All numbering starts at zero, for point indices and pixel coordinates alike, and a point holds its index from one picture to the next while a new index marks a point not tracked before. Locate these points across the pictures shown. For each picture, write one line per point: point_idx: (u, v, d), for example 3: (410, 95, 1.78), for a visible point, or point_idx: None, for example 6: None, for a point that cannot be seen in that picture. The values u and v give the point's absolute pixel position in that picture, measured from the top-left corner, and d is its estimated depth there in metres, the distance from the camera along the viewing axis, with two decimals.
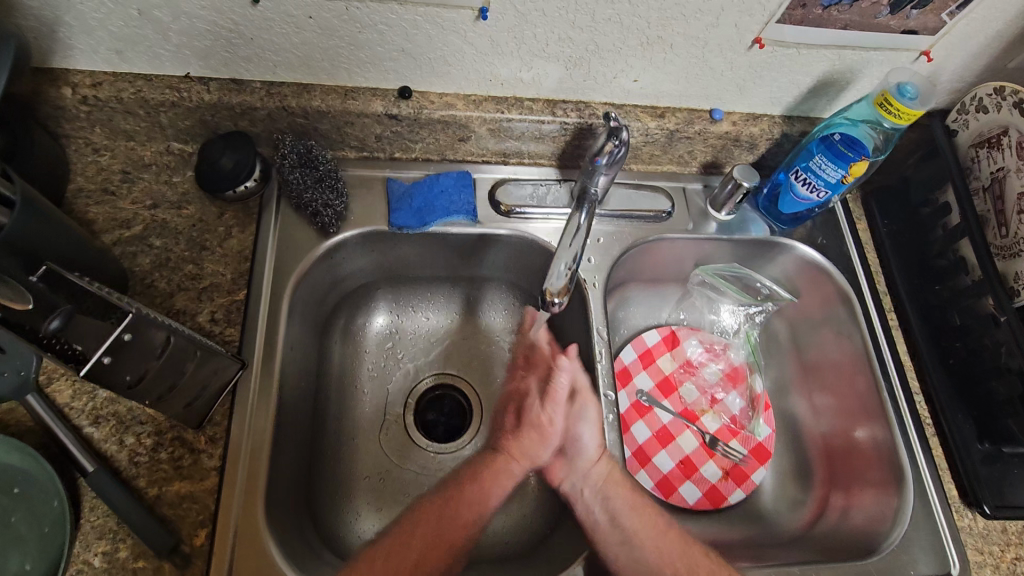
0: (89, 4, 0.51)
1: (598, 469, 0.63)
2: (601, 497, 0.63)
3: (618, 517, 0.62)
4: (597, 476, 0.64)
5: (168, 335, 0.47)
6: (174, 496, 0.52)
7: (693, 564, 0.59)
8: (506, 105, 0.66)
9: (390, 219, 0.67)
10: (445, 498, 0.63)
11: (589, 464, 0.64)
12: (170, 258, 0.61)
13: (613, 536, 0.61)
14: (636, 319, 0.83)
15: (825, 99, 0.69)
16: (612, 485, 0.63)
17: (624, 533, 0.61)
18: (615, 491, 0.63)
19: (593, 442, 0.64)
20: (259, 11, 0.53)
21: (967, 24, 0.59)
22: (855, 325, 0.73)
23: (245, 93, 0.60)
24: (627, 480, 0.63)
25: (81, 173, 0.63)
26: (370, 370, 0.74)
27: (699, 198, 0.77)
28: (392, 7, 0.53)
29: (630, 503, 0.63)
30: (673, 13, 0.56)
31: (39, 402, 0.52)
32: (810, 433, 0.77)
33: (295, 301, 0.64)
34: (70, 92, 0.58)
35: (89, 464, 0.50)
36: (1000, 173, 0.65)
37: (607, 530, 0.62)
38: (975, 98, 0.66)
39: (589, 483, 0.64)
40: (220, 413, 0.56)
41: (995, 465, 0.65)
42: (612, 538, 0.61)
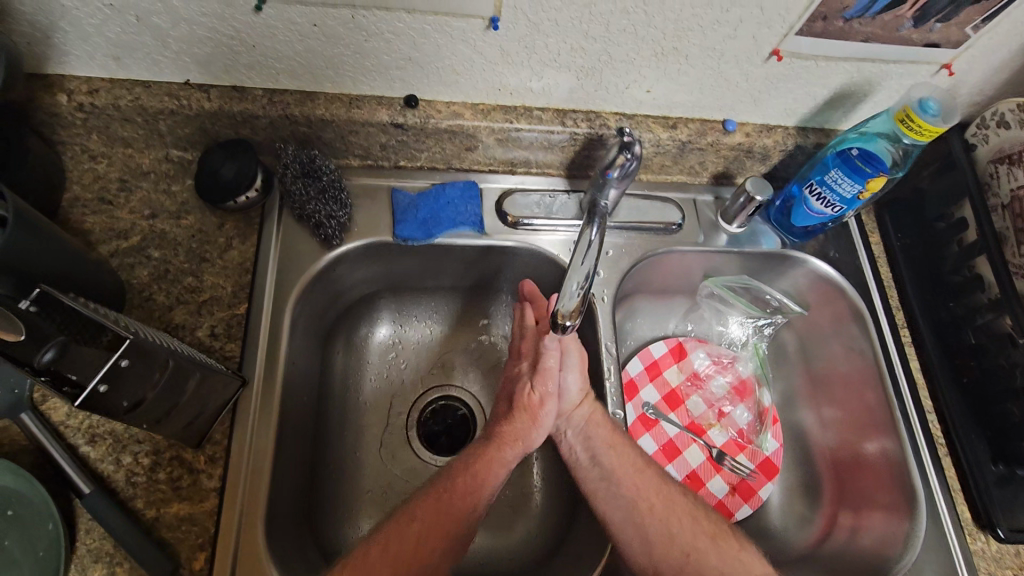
0: (84, 10, 0.49)
1: (580, 413, 0.64)
2: (584, 438, 0.63)
3: (599, 455, 0.62)
4: (579, 419, 0.64)
5: (168, 357, 0.46)
6: (173, 518, 0.51)
7: (671, 506, 0.60)
8: (515, 114, 0.64)
9: (395, 230, 0.66)
10: (437, 498, 0.57)
11: (572, 406, 0.65)
12: (168, 270, 0.60)
13: (594, 474, 0.62)
14: (643, 331, 0.81)
15: (841, 111, 0.67)
16: (594, 426, 0.63)
17: (605, 471, 0.62)
18: (595, 431, 0.63)
19: (576, 384, 0.65)
20: (262, 19, 0.51)
21: (991, 37, 0.58)
22: (867, 339, 0.72)
23: (247, 101, 0.59)
24: (607, 421, 0.64)
25: (77, 181, 0.61)
26: (372, 382, 0.72)
27: (710, 209, 0.75)
28: (400, 16, 0.51)
29: (609, 440, 0.62)
30: (690, 25, 0.54)
31: (34, 421, 0.50)
32: (818, 448, 0.76)
33: (297, 314, 0.62)
34: (66, 99, 0.56)
35: (86, 486, 0.49)
36: (1021, 190, 0.64)
37: (587, 468, 0.63)
38: (996, 114, 0.65)
39: (573, 426, 0.64)
40: (220, 431, 0.54)
41: (1009, 488, 0.63)
42: (592, 474, 0.62)
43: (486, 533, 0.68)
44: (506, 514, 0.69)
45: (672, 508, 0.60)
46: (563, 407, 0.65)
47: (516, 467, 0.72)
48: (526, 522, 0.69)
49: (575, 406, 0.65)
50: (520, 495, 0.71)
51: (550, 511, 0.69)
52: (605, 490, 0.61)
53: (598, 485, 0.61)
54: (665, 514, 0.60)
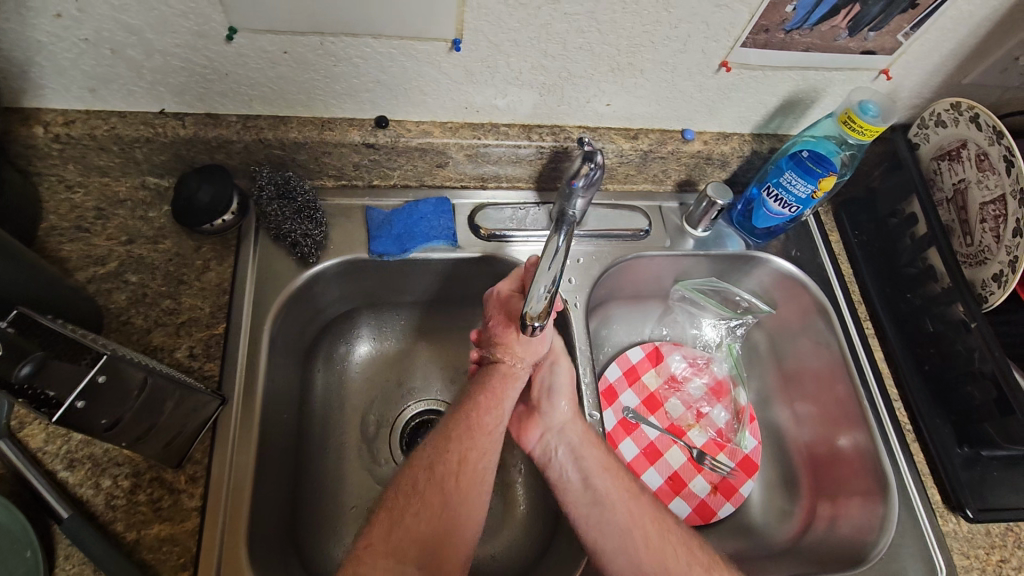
0: (60, 45, 0.51)
1: (576, 428, 0.64)
2: (574, 457, 0.63)
3: (590, 478, 0.62)
4: (572, 435, 0.64)
5: (145, 376, 0.46)
6: (154, 539, 0.51)
7: (665, 534, 0.60)
8: (482, 131, 0.66)
9: (370, 246, 0.67)
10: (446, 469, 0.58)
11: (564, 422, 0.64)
12: (146, 293, 0.60)
13: (585, 498, 0.62)
14: (620, 337, 0.83)
15: (792, 117, 0.71)
16: (587, 446, 0.63)
17: (596, 495, 0.62)
18: (588, 452, 0.63)
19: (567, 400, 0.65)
20: (234, 47, 0.53)
21: (921, 44, 0.62)
22: (832, 333, 0.75)
23: (221, 127, 0.60)
24: (599, 443, 0.64)
25: (53, 211, 0.62)
26: (354, 398, 0.73)
27: (675, 215, 0.78)
28: (366, 41, 0.54)
29: (603, 464, 0.63)
30: (642, 41, 0.58)
31: (10, 448, 0.50)
32: (794, 442, 0.78)
33: (277, 332, 0.63)
34: (42, 130, 0.57)
35: (64, 511, 0.49)
36: (962, 184, 0.68)
37: (577, 491, 0.62)
38: (933, 114, 0.69)
39: (565, 441, 0.64)
40: (200, 450, 0.55)
41: (975, 469, 0.66)
42: (584, 499, 0.62)
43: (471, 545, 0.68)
44: (490, 524, 0.70)
45: (665, 532, 0.60)
46: (558, 419, 0.65)
47: (499, 476, 0.73)
48: (510, 531, 0.70)
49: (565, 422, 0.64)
50: (503, 504, 0.71)
51: (534, 519, 0.70)
52: (597, 516, 0.60)
53: (588, 511, 0.61)
54: (658, 546, 0.59)
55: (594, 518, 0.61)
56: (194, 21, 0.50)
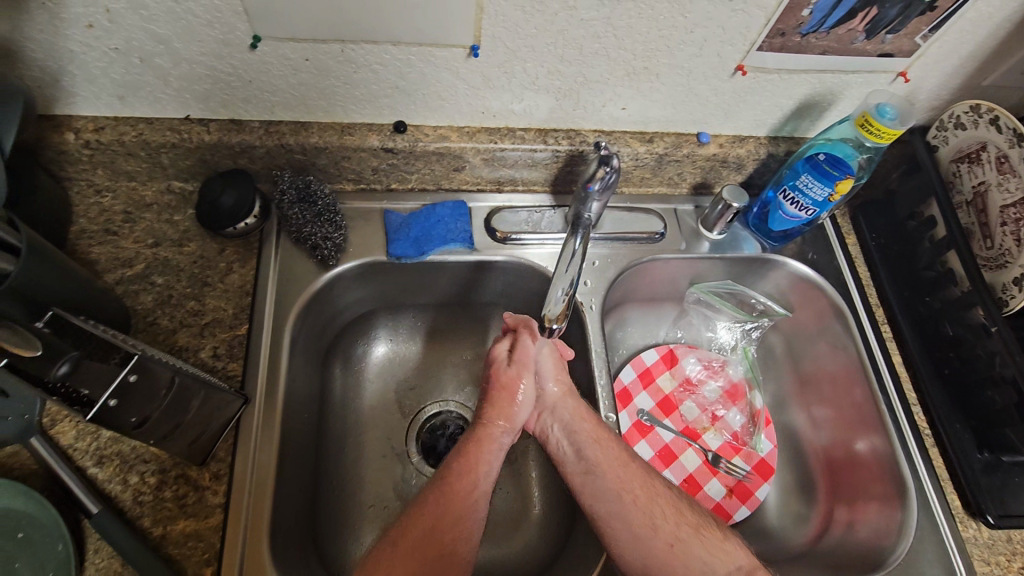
0: (92, 54, 0.53)
1: (568, 404, 0.64)
2: (568, 433, 0.62)
3: (583, 449, 0.61)
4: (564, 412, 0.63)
5: (172, 375, 0.48)
6: (179, 534, 0.52)
7: (654, 495, 0.58)
8: (498, 135, 0.67)
9: (388, 249, 0.69)
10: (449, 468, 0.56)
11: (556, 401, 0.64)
12: (172, 295, 0.62)
13: (579, 468, 0.61)
14: (634, 339, 0.83)
15: (809, 120, 0.71)
16: (579, 421, 0.63)
17: (589, 465, 0.60)
18: (581, 426, 0.62)
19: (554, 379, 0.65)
20: (257, 55, 0.55)
21: (940, 46, 0.61)
22: (849, 336, 0.74)
23: (244, 133, 0.62)
24: (591, 415, 0.64)
25: (83, 215, 0.64)
26: (372, 398, 0.74)
27: (690, 218, 0.78)
28: (386, 48, 0.55)
29: (595, 436, 0.62)
30: (658, 46, 0.58)
31: (43, 444, 0.52)
32: (810, 446, 0.78)
33: (298, 333, 0.65)
34: (73, 136, 0.59)
35: (94, 505, 0.50)
36: (982, 187, 0.67)
37: (573, 462, 0.61)
38: (953, 116, 0.68)
39: (559, 419, 0.63)
40: (223, 448, 0.56)
41: (996, 474, 0.65)
42: (577, 469, 0.61)
43: (487, 545, 0.69)
44: (505, 524, 0.70)
45: (655, 493, 0.58)
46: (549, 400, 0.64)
47: (514, 477, 0.74)
48: (525, 531, 0.70)
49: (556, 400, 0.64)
50: (518, 505, 0.72)
51: (550, 519, 0.70)
52: (591, 486, 0.59)
53: (583, 480, 0.60)
54: (645, 504, 0.57)
55: (589, 488, 0.59)
56: (219, 30, 0.52)
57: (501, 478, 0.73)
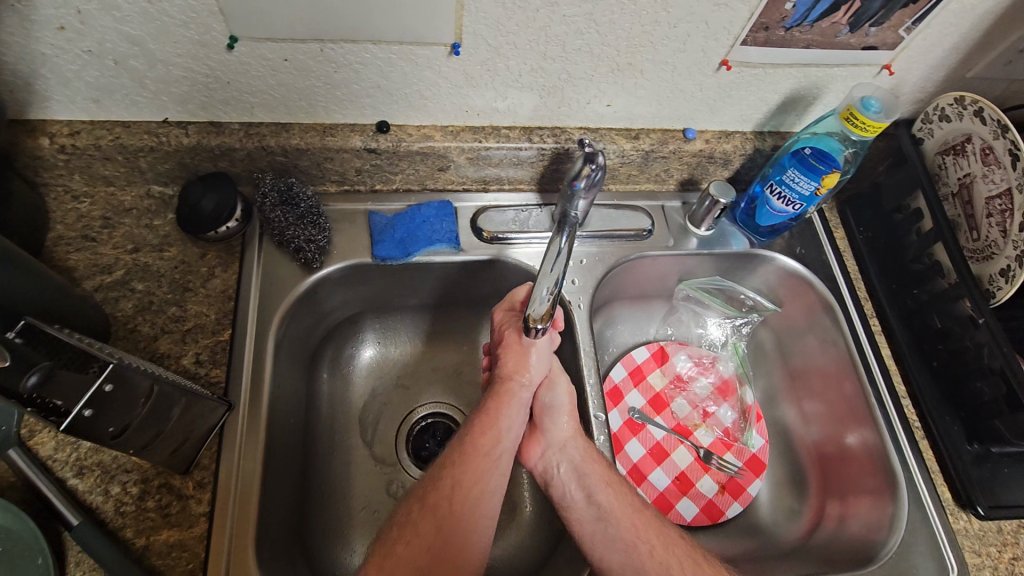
0: (64, 57, 0.52)
1: (576, 444, 0.62)
2: (577, 476, 0.61)
3: (595, 495, 0.60)
4: (573, 452, 0.62)
5: (152, 383, 0.47)
6: (163, 545, 0.51)
7: (670, 545, 0.58)
8: (483, 134, 0.67)
9: (373, 251, 0.68)
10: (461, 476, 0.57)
11: (564, 439, 0.63)
12: (152, 301, 0.61)
13: (589, 514, 0.60)
14: (624, 337, 0.83)
15: (794, 114, 0.71)
16: (588, 464, 0.61)
17: (601, 511, 0.60)
18: (590, 468, 0.61)
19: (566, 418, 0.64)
20: (235, 56, 0.54)
21: (923, 38, 0.61)
22: (839, 330, 0.74)
23: (224, 135, 0.61)
24: (601, 457, 0.63)
25: (60, 221, 0.63)
26: (360, 402, 0.74)
27: (678, 214, 0.78)
28: (366, 47, 0.54)
29: (606, 480, 0.61)
30: (641, 41, 0.57)
31: (21, 456, 0.50)
32: (802, 441, 0.77)
33: (282, 337, 0.64)
34: (48, 141, 0.58)
35: (74, 517, 0.49)
36: (967, 179, 0.67)
37: (582, 508, 0.60)
38: (937, 108, 0.68)
39: (566, 458, 0.62)
40: (207, 456, 0.55)
41: (985, 466, 0.65)
42: (587, 515, 0.60)
43: None
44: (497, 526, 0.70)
45: (670, 546, 0.58)
46: (558, 437, 0.63)
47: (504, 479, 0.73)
48: (517, 533, 0.70)
49: (565, 437, 0.63)
50: (510, 507, 0.71)
51: (541, 520, 0.70)
52: (602, 533, 0.59)
53: (594, 526, 0.59)
54: None
55: (598, 534, 0.59)
56: (195, 30, 0.51)
57: None
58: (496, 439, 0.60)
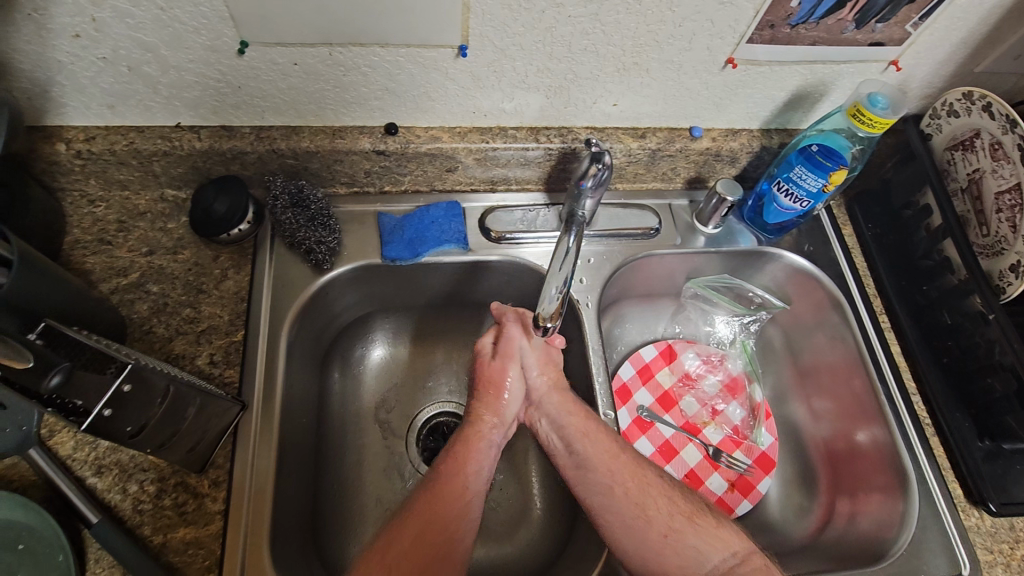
0: (79, 64, 0.53)
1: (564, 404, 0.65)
2: (558, 429, 0.64)
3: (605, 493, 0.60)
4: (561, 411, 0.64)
5: (169, 384, 0.48)
6: (180, 542, 0.52)
7: (645, 488, 0.58)
8: (490, 134, 0.67)
9: (382, 252, 0.68)
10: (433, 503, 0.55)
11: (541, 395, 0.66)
12: (167, 303, 0.62)
13: (571, 463, 0.62)
14: (632, 335, 0.83)
15: (801, 111, 0.71)
16: (567, 417, 0.64)
17: (580, 459, 0.61)
18: (568, 421, 0.63)
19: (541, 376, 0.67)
20: (245, 61, 0.55)
21: (931, 33, 0.61)
22: (848, 328, 0.74)
23: (236, 139, 0.62)
24: (578, 409, 0.64)
25: (76, 225, 0.64)
26: (371, 401, 0.74)
27: (685, 213, 0.78)
28: (375, 50, 0.55)
29: (585, 431, 0.62)
30: (647, 40, 0.58)
31: (42, 456, 0.52)
32: (811, 439, 0.77)
33: (294, 337, 0.65)
34: (64, 147, 0.59)
35: (94, 515, 0.50)
36: (976, 174, 0.67)
37: (563, 456, 0.62)
38: (946, 103, 0.68)
39: (547, 415, 0.65)
40: (222, 455, 0.56)
41: (997, 462, 0.65)
42: (568, 463, 0.62)
43: (488, 545, 0.69)
44: (507, 524, 0.70)
45: (646, 486, 0.58)
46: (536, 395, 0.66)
47: (513, 477, 0.74)
48: (527, 531, 0.70)
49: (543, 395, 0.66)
50: (520, 505, 0.72)
51: (551, 518, 0.70)
52: (582, 480, 0.60)
53: (575, 475, 0.61)
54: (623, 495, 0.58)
55: (581, 483, 0.60)
56: (207, 36, 0.51)
57: (502, 478, 0.73)
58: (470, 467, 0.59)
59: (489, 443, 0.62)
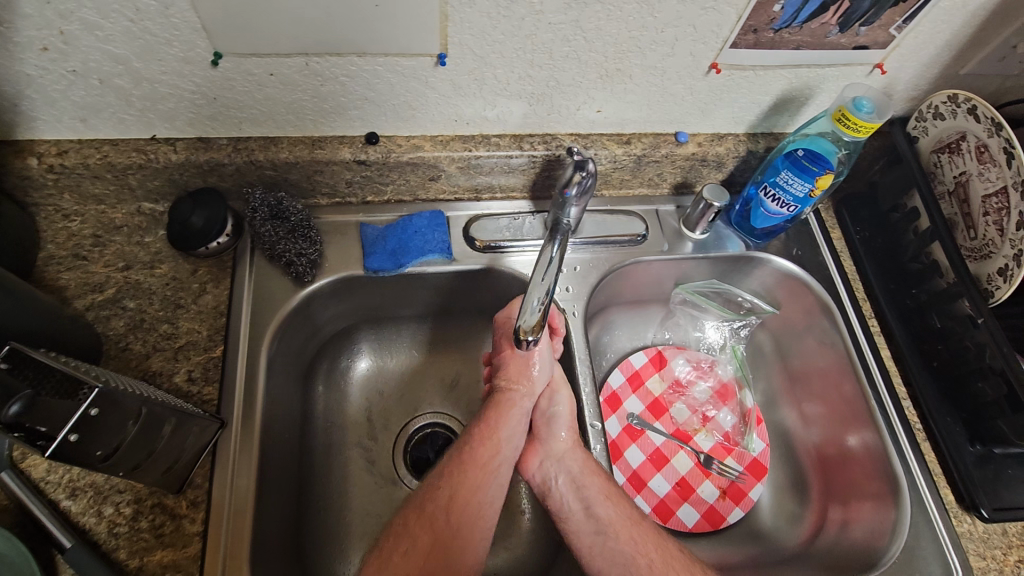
0: (49, 77, 0.52)
1: (582, 464, 0.61)
2: (577, 488, 0.60)
3: (591, 504, 0.60)
4: (572, 463, 0.61)
5: (141, 405, 0.47)
6: (157, 566, 0.51)
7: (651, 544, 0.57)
8: (473, 143, 0.66)
9: (365, 263, 0.67)
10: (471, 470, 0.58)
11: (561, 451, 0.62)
12: (144, 319, 0.61)
13: (587, 527, 0.59)
14: (622, 342, 0.82)
15: (787, 115, 0.70)
16: (588, 475, 0.61)
17: (599, 524, 0.59)
18: (589, 481, 0.60)
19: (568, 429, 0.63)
20: (220, 72, 0.53)
21: (916, 36, 0.60)
22: (837, 332, 0.74)
23: (212, 150, 0.61)
24: (600, 470, 0.62)
25: (51, 240, 0.63)
26: (356, 414, 0.73)
27: (672, 218, 0.78)
28: (352, 59, 0.54)
29: (606, 492, 0.60)
30: (629, 46, 0.57)
31: (13, 479, 0.50)
32: (802, 444, 0.77)
33: (276, 351, 0.63)
34: (36, 161, 0.58)
35: (67, 540, 0.49)
36: (963, 177, 0.66)
37: (580, 521, 0.59)
38: (930, 107, 0.67)
39: (564, 471, 0.61)
40: (200, 474, 0.55)
41: (988, 467, 0.65)
42: (584, 528, 0.59)
43: None
44: (496, 536, 0.70)
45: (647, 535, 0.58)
46: (557, 449, 0.62)
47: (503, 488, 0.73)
48: (516, 543, 0.69)
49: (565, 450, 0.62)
50: (508, 517, 0.71)
51: (540, 529, 0.69)
52: (600, 547, 0.58)
53: (593, 540, 0.58)
54: None
55: (599, 547, 0.58)
56: (179, 48, 0.50)
57: None
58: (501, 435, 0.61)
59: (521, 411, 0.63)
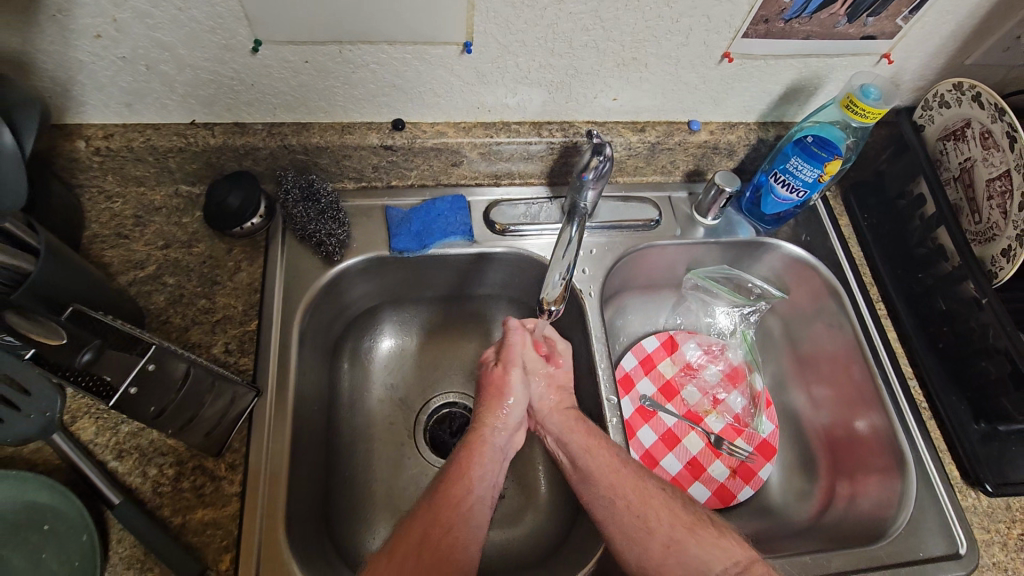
0: (100, 64, 0.55)
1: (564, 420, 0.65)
2: (562, 444, 0.64)
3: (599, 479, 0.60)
4: (556, 424, 0.65)
5: (187, 367, 0.53)
6: (198, 523, 0.54)
7: None
8: (494, 129, 0.69)
9: (391, 244, 0.70)
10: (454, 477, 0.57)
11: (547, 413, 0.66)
12: (183, 294, 0.64)
13: (573, 477, 0.61)
14: (635, 327, 0.85)
15: (796, 104, 0.73)
16: (568, 433, 0.64)
17: (584, 473, 0.61)
18: (571, 437, 0.63)
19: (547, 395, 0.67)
20: (258, 59, 0.57)
21: (922, 26, 0.63)
22: (845, 315, 0.76)
23: (248, 135, 0.64)
24: (582, 425, 0.64)
25: (94, 220, 0.66)
26: (380, 391, 0.76)
27: (685, 204, 0.80)
28: (382, 47, 0.57)
29: (586, 445, 0.62)
30: (646, 36, 0.60)
31: (65, 440, 0.53)
32: (811, 426, 0.79)
33: (306, 327, 0.66)
34: (84, 144, 0.61)
35: (115, 496, 0.52)
36: (968, 163, 0.69)
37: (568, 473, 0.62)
38: (936, 95, 0.70)
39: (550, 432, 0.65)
40: (238, 439, 0.57)
41: (993, 444, 0.67)
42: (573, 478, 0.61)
43: (497, 528, 0.71)
44: (515, 508, 0.72)
45: None
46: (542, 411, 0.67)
47: (521, 463, 0.75)
48: (533, 515, 0.72)
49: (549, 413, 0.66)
50: (526, 491, 0.73)
51: (557, 502, 0.72)
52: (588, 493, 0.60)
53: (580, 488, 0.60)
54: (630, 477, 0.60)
55: (584, 495, 0.60)
56: (222, 35, 0.54)
57: (508, 465, 0.75)
58: (477, 469, 0.58)
59: (494, 445, 0.62)
